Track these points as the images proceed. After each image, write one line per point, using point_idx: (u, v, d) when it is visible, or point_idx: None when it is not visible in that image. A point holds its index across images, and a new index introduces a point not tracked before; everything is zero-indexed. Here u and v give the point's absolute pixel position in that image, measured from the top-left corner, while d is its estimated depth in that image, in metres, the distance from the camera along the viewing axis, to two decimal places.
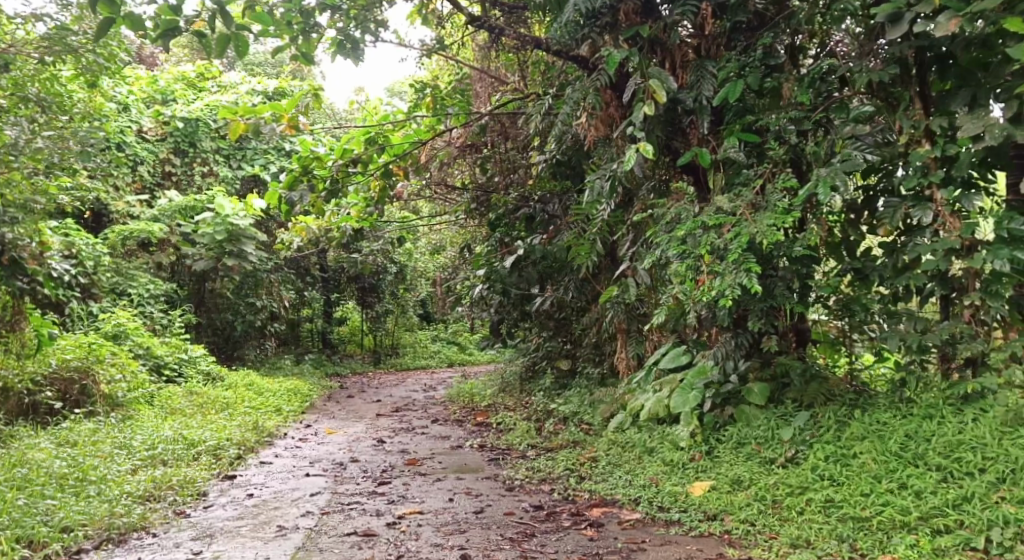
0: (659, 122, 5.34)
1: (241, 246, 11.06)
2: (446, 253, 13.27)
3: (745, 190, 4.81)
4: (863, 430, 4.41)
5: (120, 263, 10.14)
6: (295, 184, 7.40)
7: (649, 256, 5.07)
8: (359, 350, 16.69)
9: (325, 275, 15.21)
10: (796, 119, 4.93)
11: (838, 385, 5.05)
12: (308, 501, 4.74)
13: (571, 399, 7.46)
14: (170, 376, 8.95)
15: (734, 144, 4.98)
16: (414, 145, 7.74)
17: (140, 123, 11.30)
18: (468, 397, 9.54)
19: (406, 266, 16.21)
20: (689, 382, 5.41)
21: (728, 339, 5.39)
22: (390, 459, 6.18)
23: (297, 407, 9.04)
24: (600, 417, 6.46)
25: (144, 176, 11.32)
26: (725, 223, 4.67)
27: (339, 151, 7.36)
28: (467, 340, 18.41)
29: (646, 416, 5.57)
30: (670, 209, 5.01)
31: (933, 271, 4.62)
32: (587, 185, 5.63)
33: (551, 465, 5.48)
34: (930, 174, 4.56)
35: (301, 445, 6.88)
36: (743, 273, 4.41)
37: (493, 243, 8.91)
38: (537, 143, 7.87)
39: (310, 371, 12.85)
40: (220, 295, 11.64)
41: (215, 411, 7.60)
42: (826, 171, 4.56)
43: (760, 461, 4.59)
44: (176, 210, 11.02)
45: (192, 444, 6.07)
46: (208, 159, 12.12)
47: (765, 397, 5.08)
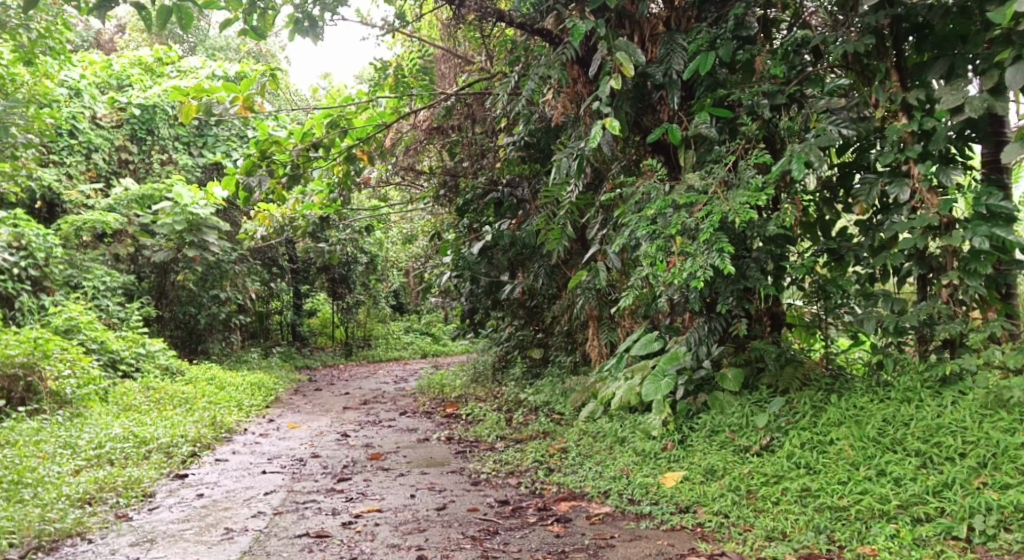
0: (627, 98, 5.11)
1: (202, 237, 10.70)
2: (416, 242, 12.99)
3: (717, 167, 4.61)
4: (840, 415, 4.24)
5: (74, 255, 9.72)
6: (254, 170, 7.06)
7: (619, 238, 4.86)
8: (330, 342, 16.35)
9: (293, 265, 14.86)
10: (769, 93, 4.71)
11: (814, 369, 4.89)
12: (260, 500, 4.48)
13: (542, 389, 7.25)
14: (126, 371, 8.61)
15: (705, 120, 4.76)
16: (377, 129, 7.40)
17: (94, 109, 10.83)
18: (438, 388, 9.30)
19: (377, 256, 15.88)
20: (661, 368, 5.16)
21: (701, 324, 5.18)
22: (353, 454, 5.94)
23: (261, 402, 8.74)
24: (571, 406, 6.25)
25: (99, 164, 10.89)
26: (696, 202, 4.47)
27: (299, 134, 7.06)
28: (441, 330, 18.14)
29: (618, 405, 5.37)
30: (639, 188, 4.79)
31: (911, 250, 4.46)
32: (554, 164, 5.40)
33: (519, 457, 5.27)
34: (907, 149, 4.40)
35: (260, 441, 6.59)
36: (715, 253, 4.21)
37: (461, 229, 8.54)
38: (505, 126, 7.62)
39: (277, 364, 12.53)
40: (182, 287, 11.27)
41: (172, 407, 7.30)
42: (800, 147, 4.39)
43: (734, 449, 4.40)
44: (132, 199, 10.68)
45: (143, 442, 5.78)
46: (167, 146, 11.73)
47: (740, 384, 4.90)
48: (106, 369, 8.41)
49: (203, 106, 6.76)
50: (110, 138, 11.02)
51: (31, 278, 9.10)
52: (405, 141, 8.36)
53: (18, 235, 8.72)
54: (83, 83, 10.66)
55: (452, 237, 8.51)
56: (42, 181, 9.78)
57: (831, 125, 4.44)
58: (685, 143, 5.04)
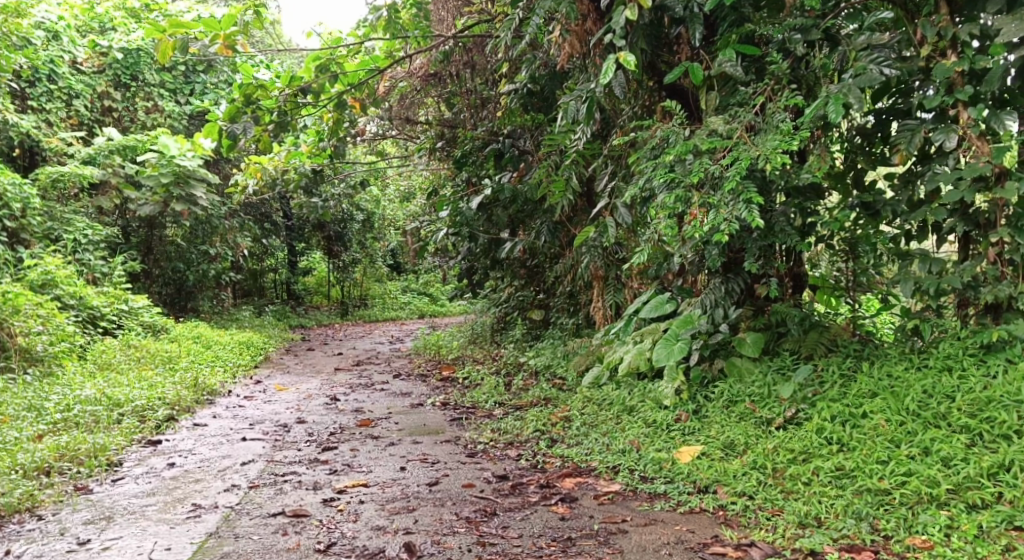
0: (643, 33, 4.52)
1: (190, 190, 10.13)
2: (414, 200, 12.48)
3: (741, 110, 4.13)
4: (874, 386, 3.83)
5: (53, 207, 9.25)
6: (238, 116, 6.40)
7: (632, 188, 4.40)
8: (325, 301, 15.98)
9: (287, 222, 14.38)
10: (803, 27, 4.16)
11: (842, 335, 4.49)
12: (236, 472, 4.11)
13: (543, 353, 6.89)
14: (107, 328, 8.22)
15: (731, 58, 4.23)
16: (370, 73, 6.84)
17: (73, 53, 10.24)
18: (434, 349, 8.93)
19: (374, 214, 15.42)
20: (674, 332, 4.75)
21: (717, 285, 4.74)
22: (340, 420, 5.56)
23: (248, 362, 8.38)
24: (574, 371, 5.89)
25: (81, 111, 10.35)
26: (719, 148, 4.00)
27: (286, 78, 6.40)
28: (439, 290, 17.70)
29: (626, 370, 4.99)
30: (655, 132, 4.28)
31: (955, 204, 4.03)
32: (560, 108, 4.87)
33: (520, 426, 4.91)
34: (956, 91, 3.92)
35: (244, 405, 6.22)
36: (742, 204, 3.74)
37: (459, 183, 8.08)
38: (508, 71, 7.08)
39: (270, 324, 12.17)
40: (170, 243, 10.85)
41: (152, 367, 6.91)
42: (837, 88, 3.86)
43: (755, 422, 4.00)
44: (114, 148, 9.96)
45: (117, 404, 5.39)
46: (152, 93, 11.14)
47: (760, 349, 4.49)
48: (86, 327, 8.01)
49: (179, 44, 6.23)
50: (91, 84, 10.46)
51: (7, 230, 8.66)
52: (401, 88, 7.83)
53: None
54: (61, 25, 9.91)
55: (450, 192, 8.04)
56: (18, 127, 9.15)
57: (872, 63, 3.93)
58: (706, 84, 4.51)
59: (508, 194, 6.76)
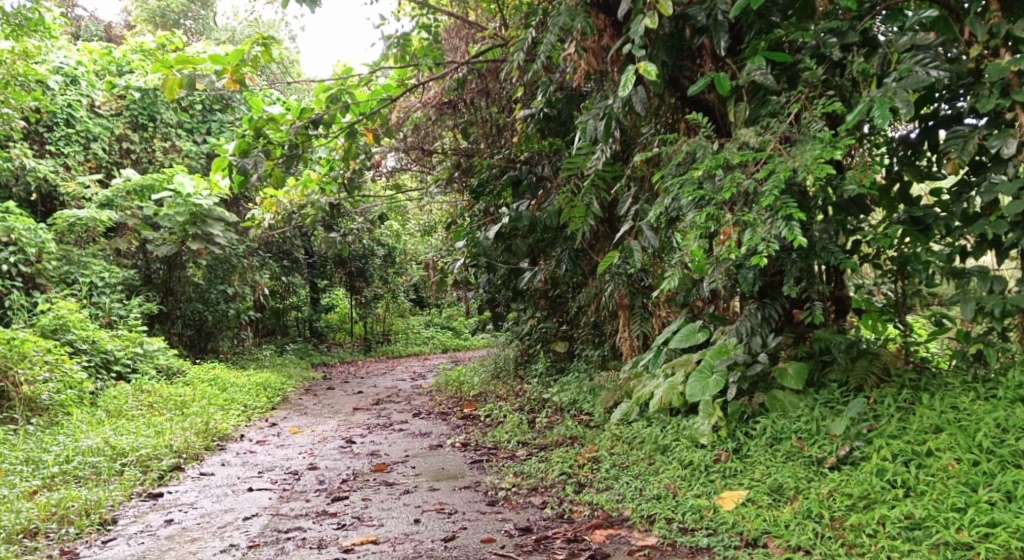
0: (664, 45, 4.23)
1: (206, 229, 9.96)
2: (433, 234, 12.26)
3: (775, 120, 3.80)
4: (937, 419, 3.45)
5: (70, 250, 9.08)
6: (249, 151, 6.07)
7: (658, 208, 4.07)
8: (348, 338, 15.76)
9: (309, 259, 14.23)
10: (838, 29, 3.84)
11: (893, 362, 4.10)
12: (239, 529, 3.80)
13: (568, 387, 6.53)
14: (121, 373, 8.01)
15: (761, 65, 3.90)
16: (382, 102, 6.60)
17: (91, 96, 10.19)
18: (456, 385, 8.61)
19: (396, 248, 15.22)
20: (708, 363, 4.33)
21: (753, 311, 4.37)
22: (354, 465, 5.23)
23: (265, 404, 8.11)
24: (601, 407, 5.54)
25: (99, 154, 10.20)
26: (752, 161, 3.66)
27: (297, 109, 6.12)
28: (463, 324, 17.42)
29: (657, 406, 4.62)
30: (681, 147, 3.96)
31: (1017, 216, 3.64)
32: (578, 127, 4.58)
33: (544, 469, 4.56)
34: (1012, 92, 3.57)
35: (255, 450, 5.92)
36: (781, 221, 3.38)
37: (477, 213, 7.81)
38: (524, 95, 6.83)
39: (291, 363, 11.94)
40: (189, 283, 10.69)
41: (163, 412, 6.65)
42: (880, 92, 3.53)
43: (804, 462, 3.61)
44: (130, 190, 9.84)
45: (120, 454, 5.12)
46: (169, 133, 11.03)
47: (804, 380, 4.10)
48: (98, 372, 7.80)
49: (186, 81, 5.82)
50: (109, 126, 10.37)
51: (23, 275, 8.57)
52: (415, 118, 7.62)
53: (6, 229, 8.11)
54: (79, 69, 10.04)
55: (468, 221, 7.76)
56: (36, 172, 9.16)
57: (917, 65, 3.60)
58: (734, 95, 4.18)
59: (527, 222, 6.44)
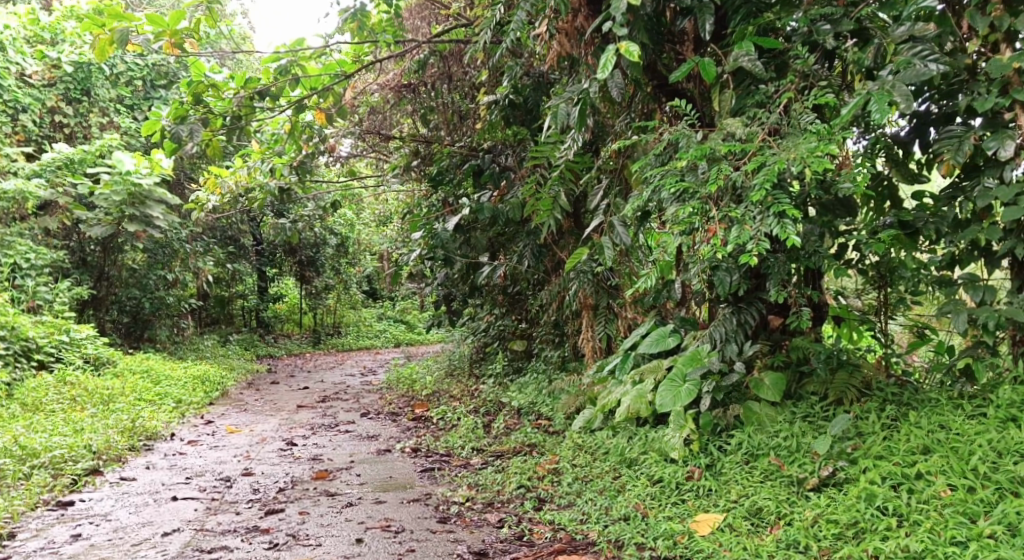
0: (644, 26, 3.90)
1: (146, 211, 9.30)
2: (388, 225, 11.77)
3: (763, 111, 3.49)
4: (927, 439, 3.20)
5: None
6: (184, 117, 5.54)
7: (634, 202, 3.76)
8: (297, 329, 15.18)
9: (258, 246, 13.61)
10: (832, 16, 3.54)
11: (875, 375, 3.84)
12: (155, 549, 3.38)
13: (526, 389, 6.20)
14: (43, 362, 7.42)
15: (750, 51, 3.58)
16: (335, 79, 6.15)
17: (22, 65, 9.37)
18: (408, 383, 8.21)
19: (348, 238, 14.64)
20: (680, 371, 4.06)
21: (728, 316, 4.08)
22: (294, 471, 4.81)
23: (202, 399, 7.58)
24: (561, 412, 5.23)
25: (28, 126, 9.54)
26: (739, 153, 3.36)
27: (242, 79, 5.66)
28: (417, 318, 16.94)
29: (623, 415, 4.32)
30: (662, 136, 3.64)
31: (1012, 223, 3.35)
32: (547, 112, 4.20)
33: (501, 480, 4.23)
34: (1013, 90, 3.28)
35: (186, 452, 5.45)
36: (772, 219, 3.08)
37: (434, 203, 7.42)
38: (488, 81, 6.44)
39: (235, 355, 11.38)
40: (125, 268, 10.06)
41: (84, 407, 6.12)
42: (877, 84, 3.23)
43: (784, 482, 3.36)
44: (61, 163, 9.16)
45: (31, 455, 4.63)
46: (107, 109, 10.31)
47: (781, 392, 3.84)
48: (18, 361, 7.19)
49: (115, 38, 5.13)
50: (40, 98, 9.69)
51: None
52: (371, 101, 7.19)
53: None
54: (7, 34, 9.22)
55: (425, 212, 7.36)
56: None
57: (916, 58, 3.26)
58: (718, 83, 3.86)
59: (488, 214, 6.07)
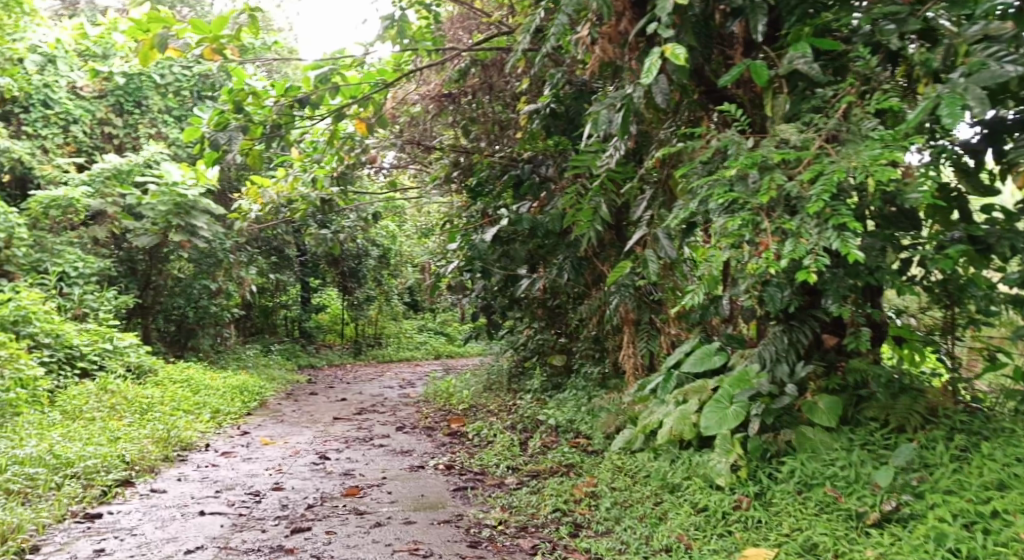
0: (692, 28, 3.71)
1: (191, 221, 9.23)
2: (430, 237, 11.68)
3: (819, 116, 3.28)
4: (1004, 474, 2.94)
5: (44, 236, 8.61)
6: (225, 125, 5.53)
7: (679, 212, 3.56)
8: (339, 340, 15.21)
9: (301, 257, 13.67)
10: (896, 15, 3.31)
11: (942, 402, 3.56)
12: None
13: (565, 406, 6.00)
14: (86, 370, 7.47)
15: (806, 53, 3.38)
16: (375, 88, 6.07)
17: (70, 77, 9.65)
18: (446, 396, 8.08)
19: (391, 250, 14.63)
20: (726, 393, 3.83)
21: (779, 334, 3.86)
22: (325, 487, 4.68)
23: (239, 409, 7.55)
24: (601, 431, 5.03)
25: (79, 137, 9.71)
26: (793, 161, 3.14)
27: (281, 87, 5.62)
28: (458, 330, 16.84)
29: (666, 437, 4.11)
30: (710, 143, 3.44)
31: None
32: (589, 117, 4.07)
33: (536, 502, 4.05)
34: None
35: (218, 463, 5.38)
36: (831, 232, 2.86)
37: (474, 214, 7.29)
38: (530, 90, 6.30)
39: (276, 365, 11.40)
40: (170, 277, 10.15)
41: (121, 416, 6.11)
42: (947, 88, 2.95)
43: (842, 517, 3.12)
44: (109, 174, 9.24)
45: (65, 465, 4.60)
46: (155, 119, 10.40)
47: (837, 417, 3.58)
48: (61, 369, 7.26)
49: (156, 43, 5.04)
50: (91, 109, 9.88)
51: None
52: (412, 112, 7.11)
53: None
54: (59, 49, 9.52)
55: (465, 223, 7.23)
56: (11, 152, 8.69)
57: (992, 59, 3.00)
58: (772, 88, 3.65)
59: (528, 225, 5.92)
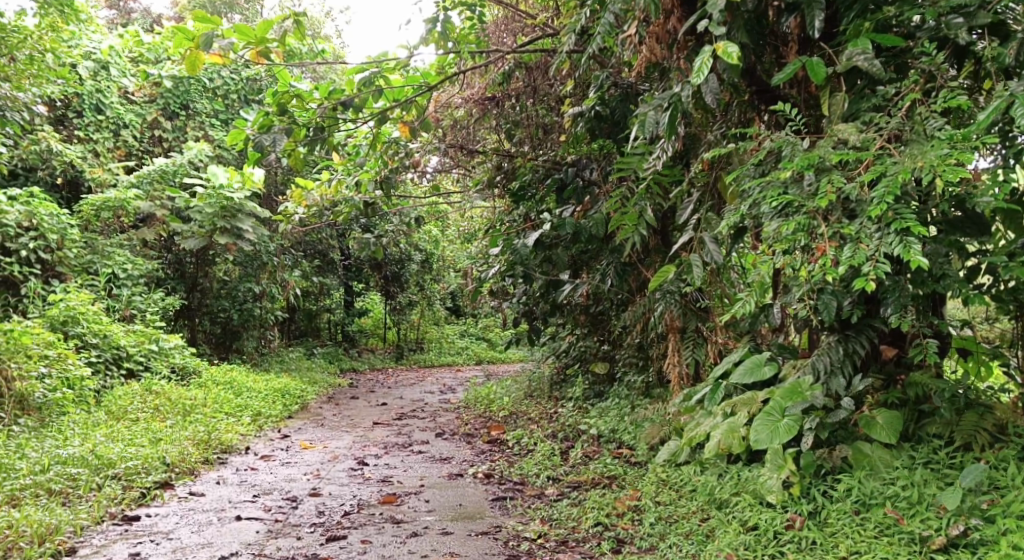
0: (744, 24, 3.55)
1: (237, 224, 9.35)
2: (472, 242, 11.64)
3: (881, 116, 3.10)
4: None
5: (96, 238, 8.69)
6: (268, 128, 5.50)
7: (729, 216, 3.41)
8: (381, 344, 15.27)
9: (344, 261, 13.73)
10: (965, 8, 3.10)
11: (1011, 419, 3.36)
12: None
13: (607, 415, 5.86)
14: (132, 370, 7.57)
15: (866, 49, 3.19)
16: (418, 90, 6.01)
17: (122, 83, 9.86)
18: (486, 403, 7.99)
19: (433, 254, 14.62)
20: (778, 405, 3.66)
21: (835, 345, 3.68)
22: (363, 493, 4.63)
23: (280, 412, 7.56)
24: (645, 442, 4.87)
25: (129, 141, 9.88)
26: (852, 163, 2.97)
27: (325, 89, 5.58)
28: (499, 336, 16.77)
29: (714, 451, 3.94)
30: (763, 143, 3.27)
31: None
32: (635, 119, 3.93)
33: (577, 515, 3.92)
34: None
35: (257, 466, 5.36)
36: (894, 237, 2.69)
37: (516, 219, 7.19)
38: (573, 92, 6.18)
39: (319, 368, 11.46)
40: (216, 280, 10.26)
41: (164, 417, 6.14)
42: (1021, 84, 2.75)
43: (904, 539, 2.95)
44: (156, 175, 9.38)
45: (106, 465, 4.60)
46: (202, 122, 10.52)
47: (897, 433, 3.39)
48: (108, 369, 7.36)
49: (201, 42, 4.95)
50: (141, 114, 10.06)
51: (42, 262, 8.09)
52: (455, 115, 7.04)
53: (30, 214, 7.70)
54: (112, 55, 9.74)
55: (507, 228, 7.14)
56: (62, 156, 8.85)
57: None
58: (829, 87, 3.47)
59: (570, 230, 5.79)
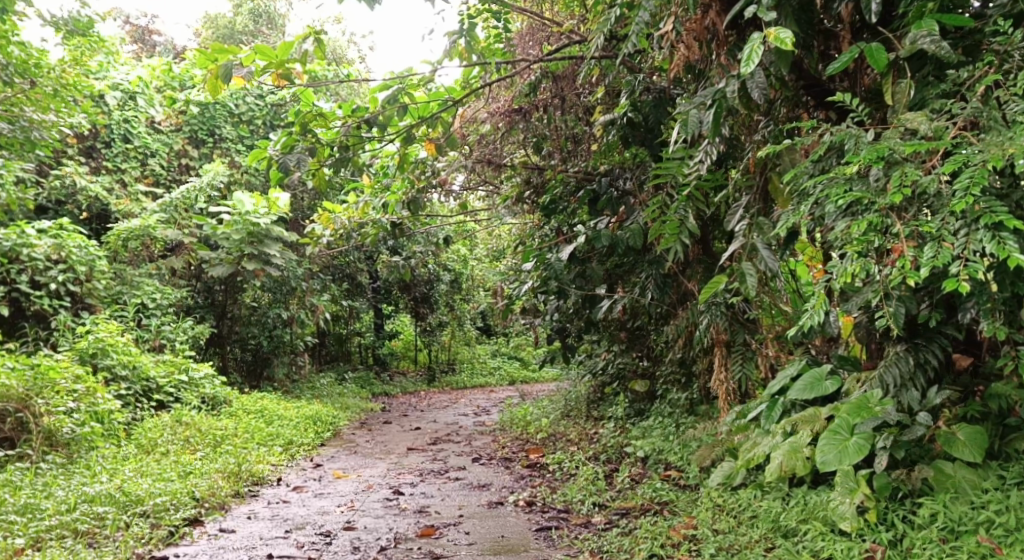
0: (791, 12, 3.30)
1: (263, 249, 9.19)
2: (502, 260, 11.40)
3: (953, 102, 2.81)
4: None
5: (124, 269, 8.61)
6: (292, 147, 5.33)
7: (786, 218, 3.14)
8: (412, 366, 15.06)
9: (373, 284, 13.58)
10: None
11: None
12: None
13: (651, 436, 5.57)
14: (162, 402, 7.45)
15: (931, 31, 2.92)
16: (443, 105, 5.83)
17: (149, 112, 9.85)
18: (522, 425, 7.72)
19: (462, 274, 14.41)
20: (846, 423, 3.36)
21: (903, 356, 3.35)
22: (400, 526, 4.39)
23: (312, 440, 7.37)
24: (695, 464, 4.58)
25: (157, 170, 9.85)
26: (925, 154, 2.69)
27: (349, 107, 5.42)
28: (532, 354, 16.48)
29: (775, 473, 3.64)
30: (821, 138, 3.00)
31: None
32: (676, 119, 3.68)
33: (629, 545, 3.64)
34: None
35: (289, 499, 5.16)
36: (983, 233, 2.40)
37: (547, 233, 6.96)
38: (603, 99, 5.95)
39: (351, 394, 11.27)
40: (245, 307, 10.15)
41: (194, 449, 5.98)
42: None
43: None
44: (180, 202, 9.28)
45: (135, 502, 4.43)
46: (228, 148, 10.46)
47: (983, 450, 3.09)
48: (138, 401, 7.23)
49: (221, 74, 4.83)
50: (168, 142, 10.04)
51: (72, 294, 7.98)
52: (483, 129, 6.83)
53: (58, 246, 7.61)
54: (139, 85, 9.77)
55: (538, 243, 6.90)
56: (87, 190, 8.83)
57: None
58: (889, 75, 3.19)
59: (606, 242, 5.53)
